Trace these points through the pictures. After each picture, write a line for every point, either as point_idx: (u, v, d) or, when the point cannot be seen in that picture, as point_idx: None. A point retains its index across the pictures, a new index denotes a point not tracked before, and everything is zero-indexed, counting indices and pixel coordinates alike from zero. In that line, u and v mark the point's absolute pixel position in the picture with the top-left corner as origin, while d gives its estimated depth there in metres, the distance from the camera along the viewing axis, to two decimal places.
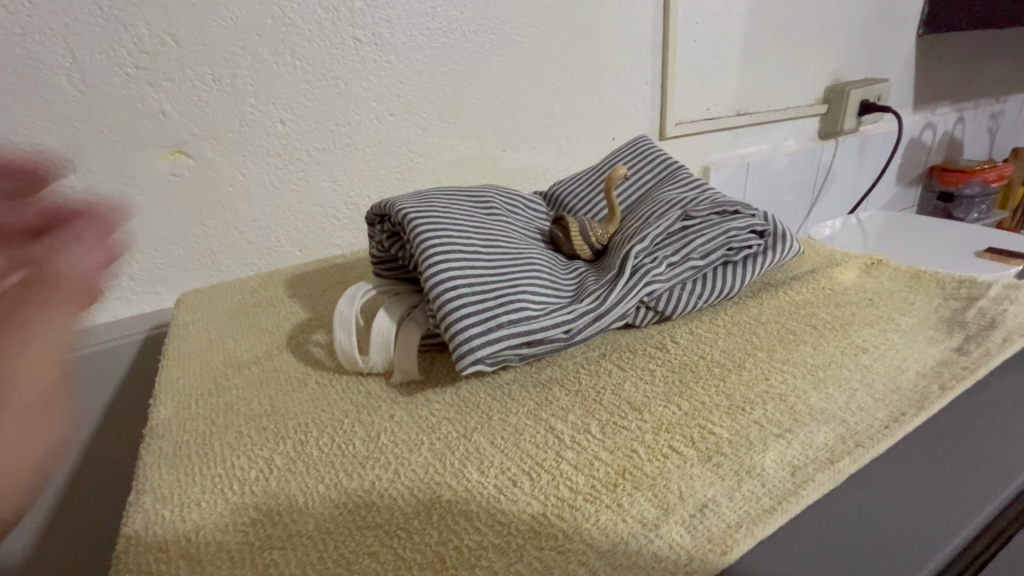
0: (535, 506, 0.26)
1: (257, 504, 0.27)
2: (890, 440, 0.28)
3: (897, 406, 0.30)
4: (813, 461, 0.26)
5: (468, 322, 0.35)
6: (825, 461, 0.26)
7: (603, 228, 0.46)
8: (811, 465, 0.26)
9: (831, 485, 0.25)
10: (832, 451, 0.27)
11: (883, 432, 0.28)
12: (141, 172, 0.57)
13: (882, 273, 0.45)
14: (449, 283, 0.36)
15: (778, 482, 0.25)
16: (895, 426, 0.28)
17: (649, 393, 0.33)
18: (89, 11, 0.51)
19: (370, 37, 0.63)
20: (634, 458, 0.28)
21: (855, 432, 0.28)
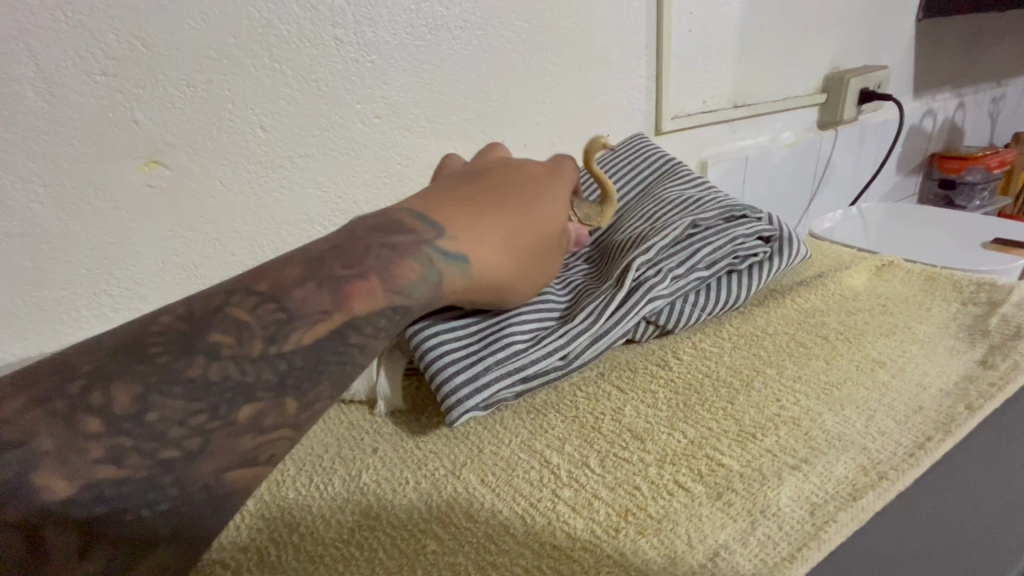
0: (529, 558, 0.24)
1: (228, 558, 0.28)
2: (917, 469, 0.26)
3: (921, 430, 0.28)
4: (833, 498, 0.24)
5: (454, 370, 0.35)
6: (847, 497, 0.24)
7: (599, 210, 0.47)
8: (831, 503, 0.24)
9: (854, 524, 0.23)
10: (854, 486, 0.25)
11: (908, 461, 0.26)
12: (114, 185, 0.54)
13: (893, 276, 0.43)
14: (432, 338, 0.37)
15: (795, 524, 0.23)
16: (921, 454, 0.26)
17: (651, 418, 0.31)
18: (50, 16, 0.48)
19: (352, 37, 0.60)
20: (636, 497, 0.26)
21: (877, 462, 0.26)
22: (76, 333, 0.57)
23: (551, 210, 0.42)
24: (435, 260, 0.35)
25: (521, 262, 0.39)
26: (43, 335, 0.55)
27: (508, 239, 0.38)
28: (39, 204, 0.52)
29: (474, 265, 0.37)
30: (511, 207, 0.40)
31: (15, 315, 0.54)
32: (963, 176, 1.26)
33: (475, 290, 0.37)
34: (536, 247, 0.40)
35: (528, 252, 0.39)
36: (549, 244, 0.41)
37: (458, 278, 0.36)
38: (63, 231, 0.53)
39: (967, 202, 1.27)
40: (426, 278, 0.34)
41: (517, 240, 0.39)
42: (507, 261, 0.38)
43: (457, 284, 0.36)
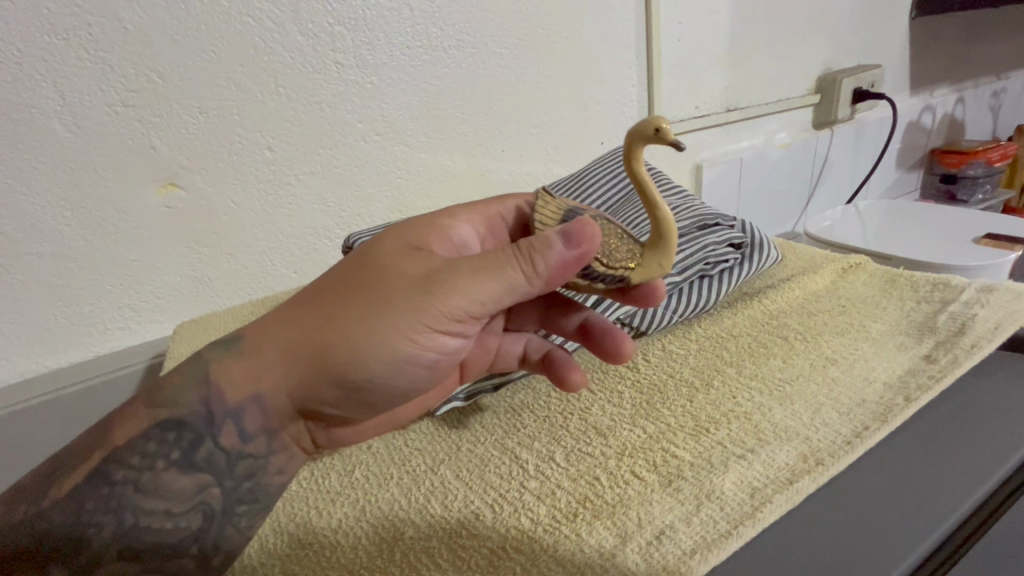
0: (495, 539, 0.28)
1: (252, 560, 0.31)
2: (850, 456, 0.29)
3: (860, 421, 0.31)
4: (771, 482, 0.27)
5: None
6: (783, 482, 0.27)
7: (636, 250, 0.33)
8: (768, 487, 0.27)
9: (787, 505, 0.26)
10: (792, 472, 0.28)
11: (845, 449, 0.29)
12: (135, 207, 0.59)
13: (857, 278, 0.46)
14: None
15: (735, 505, 0.26)
16: (855, 443, 0.29)
17: (615, 415, 0.34)
18: (74, 54, 0.52)
19: (352, 61, 0.64)
20: (595, 486, 0.29)
21: (816, 450, 0.29)
22: (103, 343, 0.62)
23: (383, 254, 0.33)
24: (226, 350, 0.34)
25: (310, 327, 0.32)
26: (73, 346, 0.60)
27: (295, 309, 0.33)
28: (67, 227, 0.56)
29: (259, 351, 0.33)
30: (334, 272, 0.34)
31: (47, 329, 0.59)
32: (964, 171, 1.26)
33: (263, 375, 0.32)
34: (334, 304, 0.32)
35: (322, 314, 0.32)
36: (359, 296, 0.32)
37: (246, 364, 0.33)
38: (88, 250, 0.58)
39: (969, 196, 1.26)
40: (216, 373, 0.33)
41: (312, 304, 0.32)
42: (293, 331, 0.32)
43: (245, 369, 0.33)
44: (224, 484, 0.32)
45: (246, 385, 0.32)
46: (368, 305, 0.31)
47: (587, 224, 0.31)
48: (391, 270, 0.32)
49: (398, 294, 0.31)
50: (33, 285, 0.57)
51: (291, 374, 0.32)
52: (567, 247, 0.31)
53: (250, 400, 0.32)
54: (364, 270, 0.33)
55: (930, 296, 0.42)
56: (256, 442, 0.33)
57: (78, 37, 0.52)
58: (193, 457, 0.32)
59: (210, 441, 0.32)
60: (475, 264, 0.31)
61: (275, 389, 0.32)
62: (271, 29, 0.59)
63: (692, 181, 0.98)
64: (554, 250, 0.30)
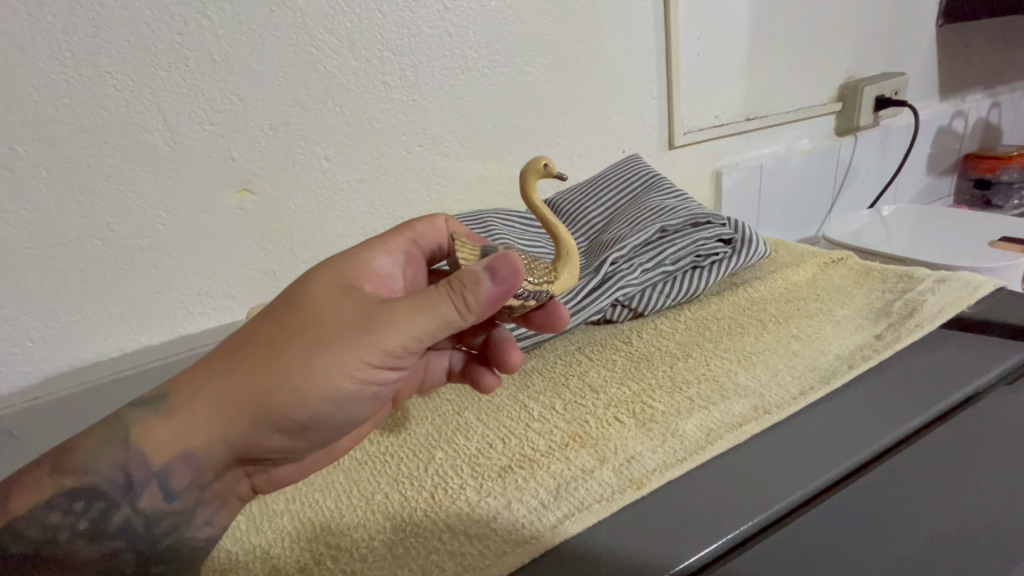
0: (505, 459, 0.40)
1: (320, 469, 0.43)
2: (794, 407, 0.41)
3: (809, 381, 0.43)
4: (723, 424, 0.40)
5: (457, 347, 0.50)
6: (732, 424, 0.40)
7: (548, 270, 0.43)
8: (721, 428, 0.39)
9: (735, 439, 0.38)
10: (743, 417, 0.40)
11: (790, 402, 0.41)
12: (216, 209, 0.68)
13: (820, 293, 0.55)
14: None
15: (692, 440, 0.39)
16: (799, 399, 0.41)
17: (607, 378, 0.46)
18: (175, 82, 0.63)
19: (398, 81, 0.74)
20: (585, 426, 0.41)
21: (767, 403, 0.41)
22: (186, 325, 0.71)
23: (318, 303, 0.39)
24: (146, 411, 0.37)
25: (255, 375, 0.36)
26: (163, 327, 0.70)
27: (226, 369, 0.37)
28: (163, 225, 0.66)
29: (194, 404, 0.37)
30: (264, 320, 0.39)
31: (141, 314, 0.68)
32: (998, 176, 1.25)
33: (195, 434, 0.36)
34: (275, 352, 0.37)
35: (265, 362, 0.37)
36: (301, 342, 0.37)
37: (184, 416, 0.37)
38: (179, 245, 0.68)
39: (1005, 202, 1.26)
40: (134, 438, 0.37)
41: (252, 352, 0.37)
42: (236, 378, 0.36)
43: (172, 431, 0.36)
44: (139, 544, 0.36)
45: (172, 447, 0.36)
46: (312, 346, 0.37)
47: (511, 258, 0.39)
48: (325, 317, 0.38)
49: (337, 336, 0.37)
50: (132, 274, 0.66)
51: (237, 421, 0.36)
52: (494, 284, 0.38)
53: (178, 459, 0.36)
54: (302, 317, 0.38)
55: (895, 286, 0.55)
56: (181, 499, 0.37)
57: (177, 67, 0.62)
58: (108, 522, 0.36)
59: (126, 507, 0.36)
60: (411, 306, 0.38)
61: (210, 441, 0.37)
62: (330, 56, 0.69)
63: (712, 187, 1.03)
64: (484, 288, 0.38)
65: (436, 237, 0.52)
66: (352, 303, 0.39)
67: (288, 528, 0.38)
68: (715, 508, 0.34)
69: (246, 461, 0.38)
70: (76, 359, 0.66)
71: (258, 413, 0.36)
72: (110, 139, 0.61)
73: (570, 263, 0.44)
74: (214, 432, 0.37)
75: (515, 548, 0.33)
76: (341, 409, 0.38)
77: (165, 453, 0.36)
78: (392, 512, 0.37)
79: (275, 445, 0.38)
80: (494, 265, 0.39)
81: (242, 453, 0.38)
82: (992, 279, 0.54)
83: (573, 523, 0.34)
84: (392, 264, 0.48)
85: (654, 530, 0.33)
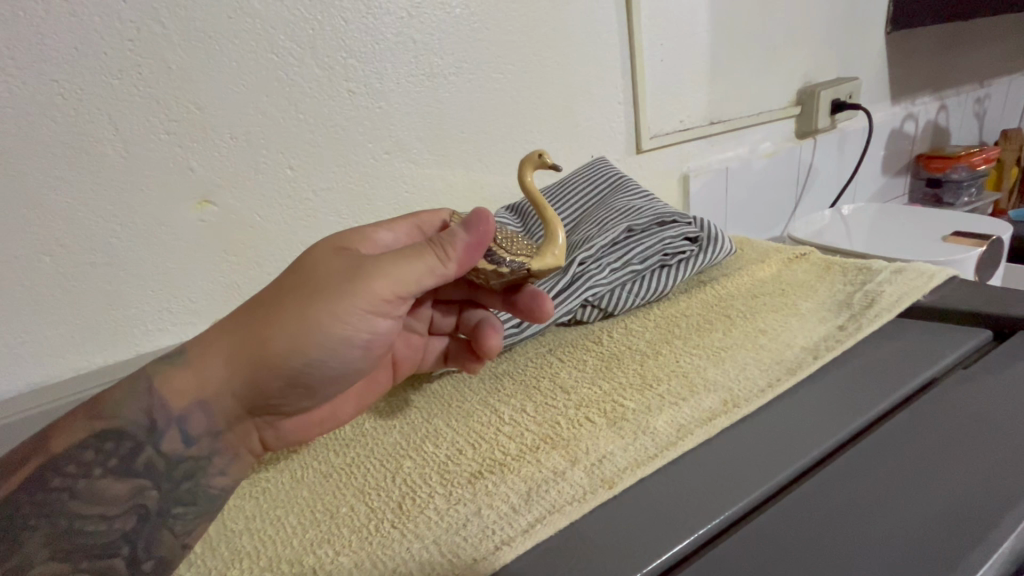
0: (475, 464, 0.39)
1: (284, 485, 0.41)
2: (761, 400, 0.42)
3: (776, 374, 0.44)
4: (694, 420, 0.40)
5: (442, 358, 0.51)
6: (703, 420, 0.40)
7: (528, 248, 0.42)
8: (692, 424, 0.40)
9: (705, 435, 0.39)
10: (712, 413, 0.40)
11: (757, 395, 0.42)
12: (175, 221, 0.66)
13: (787, 288, 0.56)
14: None
15: (663, 437, 0.39)
16: (765, 392, 0.42)
17: (578, 378, 0.46)
18: (127, 91, 0.60)
19: (363, 89, 0.73)
20: (556, 428, 0.41)
21: (735, 397, 0.42)
22: (145, 344, 0.68)
23: (313, 259, 0.41)
24: (166, 364, 0.39)
25: (254, 329, 0.37)
26: (119, 347, 0.66)
27: (229, 324, 0.39)
28: (117, 239, 0.63)
29: (202, 357, 0.38)
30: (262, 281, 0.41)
31: (96, 333, 0.65)
32: (949, 174, 1.30)
33: (203, 387, 0.38)
34: (272, 305, 0.38)
35: (264, 315, 0.38)
36: (293, 294, 0.38)
37: (193, 368, 0.38)
38: (136, 259, 0.65)
39: (955, 199, 1.31)
40: (159, 384, 0.38)
41: (250, 305, 0.39)
42: (235, 329, 0.38)
43: (189, 380, 0.38)
44: (161, 486, 0.37)
45: (190, 395, 0.38)
46: (309, 300, 0.38)
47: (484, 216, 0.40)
48: (320, 270, 0.39)
49: (331, 288, 0.38)
50: (86, 290, 0.63)
51: (240, 372, 0.38)
52: (469, 231, 0.40)
53: (195, 407, 0.38)
54: (299, 272, 0.40)
55: (855, 279, 0.57)
56: (198, 445, 0.38)
57: (129, 76, 0.60)
58: (133, 463, 0.36)
59: (150, 449, 0.37)
60: (395, 256, 0.40)
61: (218, 392, 0.38)
62: (292, 63, 0.68)
63: (681, 190, 1.05)
64: (458, 237, 0.40)
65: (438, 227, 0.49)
66: (346, 257, 0.41)
67: (248, 547, 0.36)
68: (686, 507, 0.34)
69: (255, 414, 0.40)
70: (23, 384, 0.62)
71: (259, 363, 0.37)
72: (59, 151, 0.58)
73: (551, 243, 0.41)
74: (221, 382, 0.38)
75: (485, 556, 0.32)
76: (341, 360, 0.40)
77: (184, 400, 0.38)
78: (358, 526, 0.36)
79: (278, 396, 0.39)
80: (470, 215, 0.41)
81: (246, 405, 0.39)
82: (944, 270, 0.57)
83: (545, 527, 0.33)
84: (394, 239, 0.47)
85: (627, 531, 0.33)
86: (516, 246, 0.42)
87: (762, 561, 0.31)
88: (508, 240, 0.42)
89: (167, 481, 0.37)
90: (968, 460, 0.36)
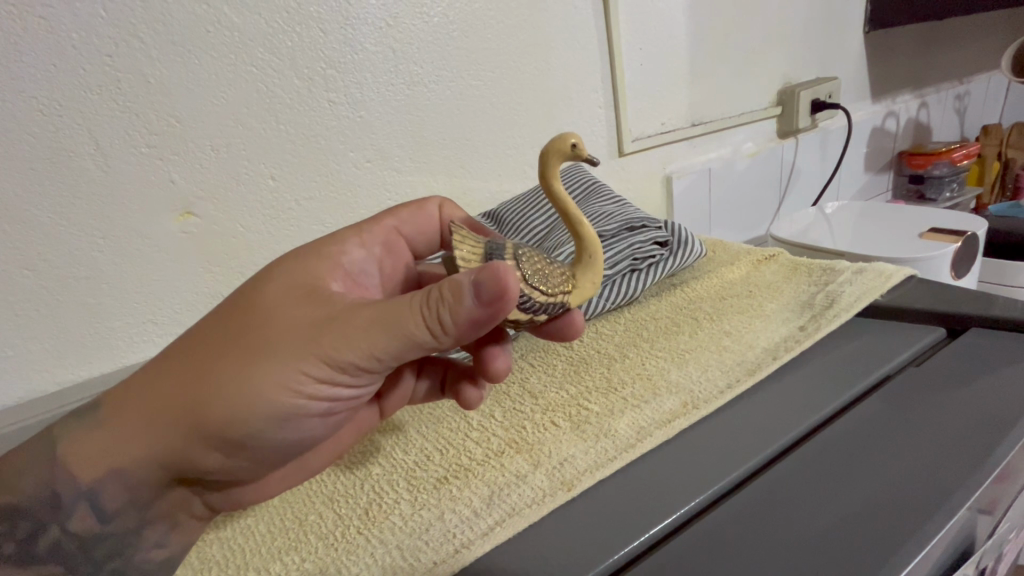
0: (442, 470, 0.40)
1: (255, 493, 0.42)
2: (719, 400, 0.43)
3: (736, 375, 0.46)
4: (654, 422, 0.41)
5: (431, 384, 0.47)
6: (663, 422, 0.41)
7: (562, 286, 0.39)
8: (652, 425, 0.41)
9: (664, 435, 0.40)
10: (672, 414, 0.42)
11: (716, 395, 0.43)
12: (157, 233, 0.66)
13: (755, 291, 0.58)
14: None
15: (624, 439, 0.40)
16: (724, 392, 0.44)
17: (546, 383, 0.48)
18: (107, 105, 0.61)
19: (343, 98, 0.73)
20: (522, 432, 0.43)
21: (695, 398, 0.43)
22: (131, 355, 0.69)
23: (271, 305, 0.37)
24: (79, 424, 0.37)
25: (193, 386, 0.35)
26: (104, 359, 0.67)
27: (169, 374, 0.36)
28: (100, 253, 0.64)
29: (134, 410, 0.36)
30: (218, 321, 0.37)
31: (81, 346, 0.65)
32: (930, 171, 1.31)
33: (128, 443, 0.35)
34: (216, 360, 0.35)
35: (206, 372, 0.35)
36: (241, 349, 0.35)
37: (125, 421, 0.36)
38: (119, 272, 0.65)
39: (938, 195, 1.32)
40: (65, 452, 0.36)
41: (206, 361, 0.35)
42: (184, 387, 0.35)
43: (104, 445, 0.36)
44: (79, 563, 0.37)
45: (101, 465, 0.36)
46: (256, 359, 0.35)
47: (498, 277, 0.34)
48: (276, 323, 0.36)
49: (283, 346, 0.35)
50: (68, 305, 0.63)
51: (170, 433, 0.35)
52: (478, 304, 0.34)
53: (105, 479, 0.36)
54: (253, 322, 0.36)
55: (819, 279, 0.59)
56: (114, 522, 0.37)
57: (108, 90, 0.60)
58: (39, 544, 0.36)
59: (57, 529, 0.36)
60: (363, 314, 0.35)
61: (142, 454, 0.36)
62: (271, 74, 0.68)
63: (664, 191, 1.06)
64: (466, 308, 0.34)
65: (424, 225, 0.53)
66: (308, 307, 0.37)
67: (217, 556, 0.37)
68: (640, 505, 0.35)
69: (194, 475, 0.37)
70: (9, 397, 0.63)
71: (191, 426, 0.34)
72: (38, 165, 0.59)
73: (590, 272, 0.40)
74: (151, 440, 0.35)
75: (444, 558, 0.33)
76: (291, 423, 0.37)
77: (95, 471, 0.36)
78: (325, 533, 0.37)
79: (217, 460, 0.36)
80: (482, 277, 0.34)
81: (182, 466, 0.36)
82: (906, 269, 0.59)
83: (505, 529, 0.34)
84: (365, 256, 0.47)
85: (582, 531, 0.34)
86: (553, 285, 0.38)
87: (711, 555, 0.31)
88: (544, 276, 0.38)
89: (133, 512, 0.37)
90: (918, 452, 0.37)
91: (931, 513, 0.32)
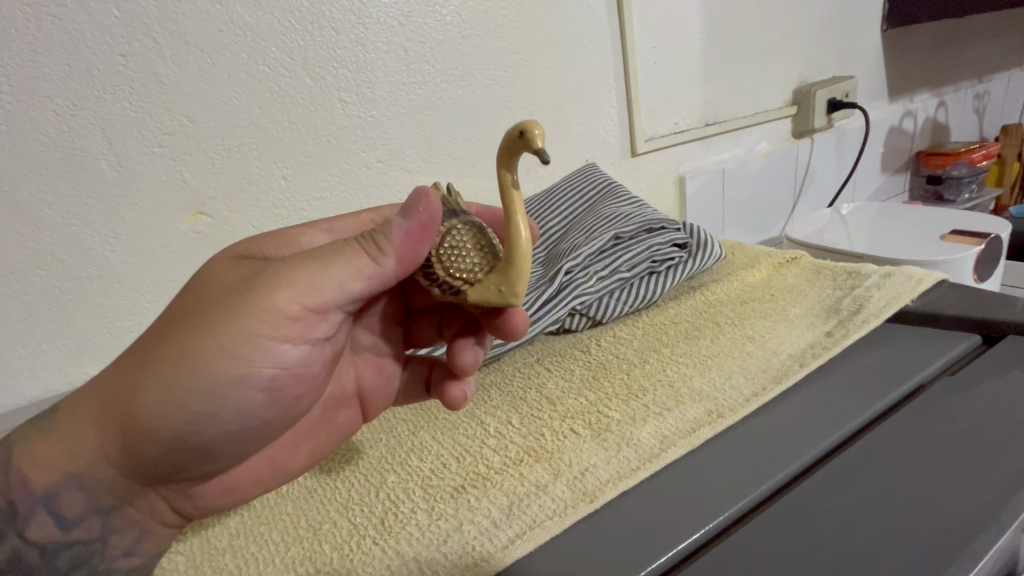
0: (458, 479, 0.39)
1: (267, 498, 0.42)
2: (745, 409, 0.42)
3: (761, 382, 0.45)
4: (677, 431, 0.40)
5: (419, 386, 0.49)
6: (687, 430, 0.40)
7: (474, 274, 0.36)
8: (676, 434, 0.40)
9: (689, 444, 0.39)
10: (696, 423, 0.41)
11: (741, 404, 0.42)
12: (169, 233, 0.66)
13: (777, 295, 0.57)
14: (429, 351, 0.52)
15: (648, 448, 0.39)
16: (750, 400, 0.43)
17: (565, 389, 0.47)
18: (121, 105, 0.60)
19: (354, 97, 0.73)
20: (541, 441, 0.42)
21: (719, 406, 0.42)
22: None
23: (208, 281, 0.37)
24: (31, 430, 0.37)
25: (133, 371, 0.34)
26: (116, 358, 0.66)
27: (113, 372, 0.36)
28: (113, 252, 0.63)
29: (83, 413, 0.36)
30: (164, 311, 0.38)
31: (93, 346, 0.65)
32: (949, 171, 1.29)
33: (79, 445, 0.35)
34: (154, 342, 0.35)
35: (144, 356, 0.35)
36: (177, 323, 0.35)
37: (77, 423, 0.36)
38: (131, 271, 0.65)
39: (956, 196, 1.29)
40: (17, 461, 0.36)
41: (151, 342, 0.35)
42: (126, 379, 0.34)
43: (55, 452, 0.35)
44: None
45: (53, 470, 0.35)
46: (190, 327, 0.34)
47: (426, 206, 0.35)
48: (211, 291, 0.36)
49: (215, 308, 0.34)
50: (81, 305, 0.63)
51: (114, 426, 0.34)
52: (405, 217, 0.35)
53: (60, 483, 0.35)
54: (189, 297, 0.36)
55: (844, 283, 0.57)
56: (74, 530, 0.36)
57: (122, 90, 0.60)
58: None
59: (16, 538, 0.36)
60: (297, 262, 0.35)
61: (93, 459, 0.35)
62: (283, 74, 0.68)
63: (677, 191, 1.04)
64: (394, 225, 0.35)
65: None
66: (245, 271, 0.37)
67: (231, 564, 0.36)
68: (665, 518, 0.34)
69: (153, 478, 0.36)
70: (22, 397, 0.62)
71: (130, 410, 0.34)
72: (51, 166, 0.59)
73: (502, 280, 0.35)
74: (99, 437, 0.35)
75: (464, 571, 0.32)
76: (236, 391, 0.35)
77: (46, 477, 0.35)
78: (342, 543, 0.36)
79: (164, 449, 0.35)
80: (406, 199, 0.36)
81: (135, 464, 0.35)
82: (933, 273, 0.57)
83: (526, 541, 0.33)
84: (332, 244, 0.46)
85: (606, 545, 0.33)
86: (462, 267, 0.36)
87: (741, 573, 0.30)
88: (459, 256, 0.36)
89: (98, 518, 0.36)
90: (956, 465, 0.36)
91: (973, 533, 0.31)
